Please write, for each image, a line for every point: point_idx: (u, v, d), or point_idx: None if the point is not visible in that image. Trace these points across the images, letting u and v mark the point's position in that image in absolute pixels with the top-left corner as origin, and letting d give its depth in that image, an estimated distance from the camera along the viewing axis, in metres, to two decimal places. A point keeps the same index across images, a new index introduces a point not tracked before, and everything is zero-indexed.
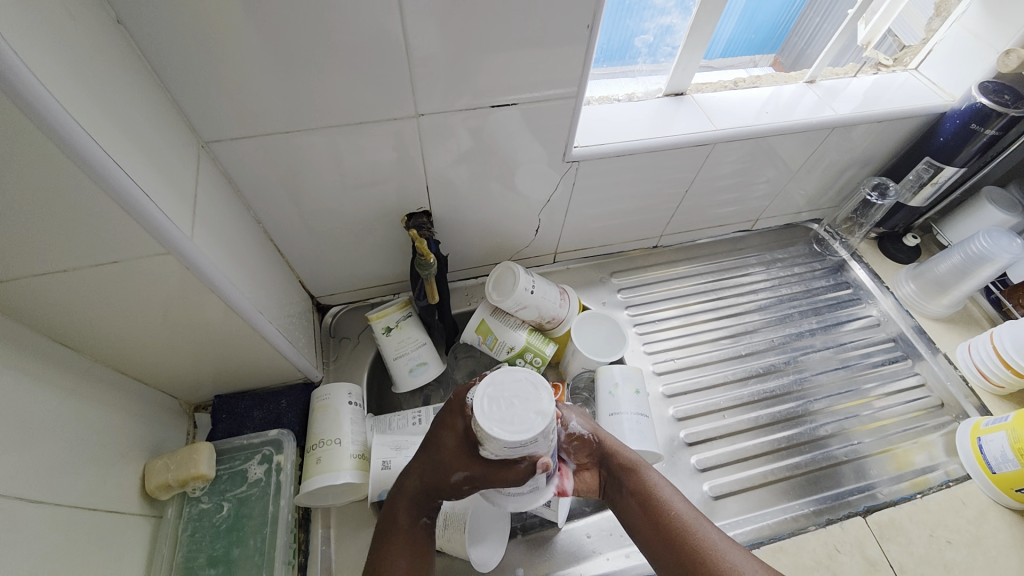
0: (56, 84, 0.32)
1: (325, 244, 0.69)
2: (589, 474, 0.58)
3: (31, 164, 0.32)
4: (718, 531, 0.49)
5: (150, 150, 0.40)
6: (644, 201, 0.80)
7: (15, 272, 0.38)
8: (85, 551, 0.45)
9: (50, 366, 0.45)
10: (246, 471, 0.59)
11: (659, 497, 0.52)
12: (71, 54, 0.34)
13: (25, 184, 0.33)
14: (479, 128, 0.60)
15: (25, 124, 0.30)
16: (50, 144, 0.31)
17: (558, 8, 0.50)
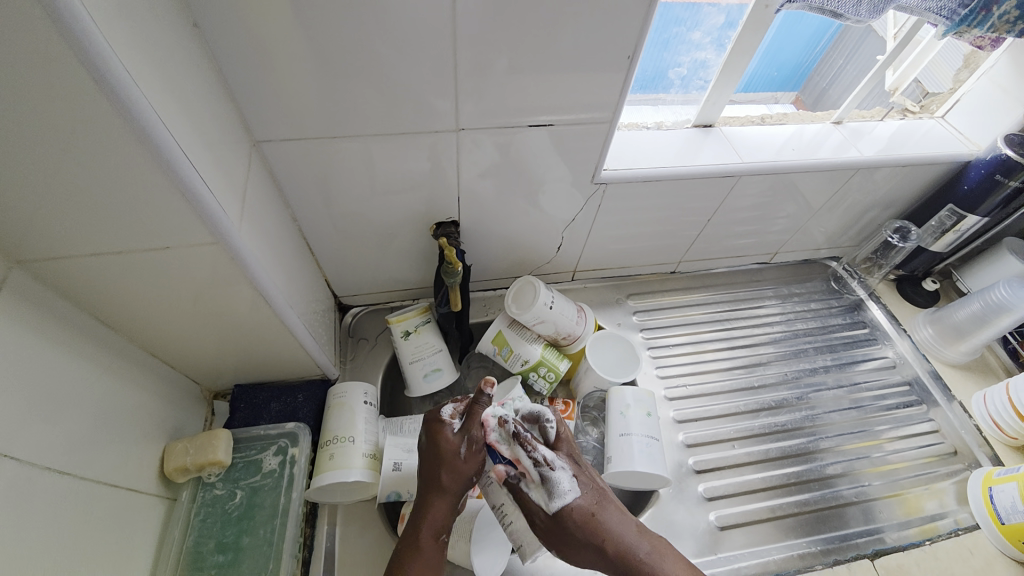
0: (148, 78, 0.34)
1: (354, 246, 0.72)
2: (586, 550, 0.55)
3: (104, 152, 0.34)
4: None
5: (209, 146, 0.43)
6: (666, 227, 0.81)
7: (76, 249, 0.40)
8: (102, 526, 0.46)
9: (90, 342, 0.47)
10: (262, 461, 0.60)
11: None
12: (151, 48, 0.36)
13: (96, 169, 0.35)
14: (515, 145, 0.62)
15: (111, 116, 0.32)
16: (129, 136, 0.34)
17: (600, 37, 0.52)
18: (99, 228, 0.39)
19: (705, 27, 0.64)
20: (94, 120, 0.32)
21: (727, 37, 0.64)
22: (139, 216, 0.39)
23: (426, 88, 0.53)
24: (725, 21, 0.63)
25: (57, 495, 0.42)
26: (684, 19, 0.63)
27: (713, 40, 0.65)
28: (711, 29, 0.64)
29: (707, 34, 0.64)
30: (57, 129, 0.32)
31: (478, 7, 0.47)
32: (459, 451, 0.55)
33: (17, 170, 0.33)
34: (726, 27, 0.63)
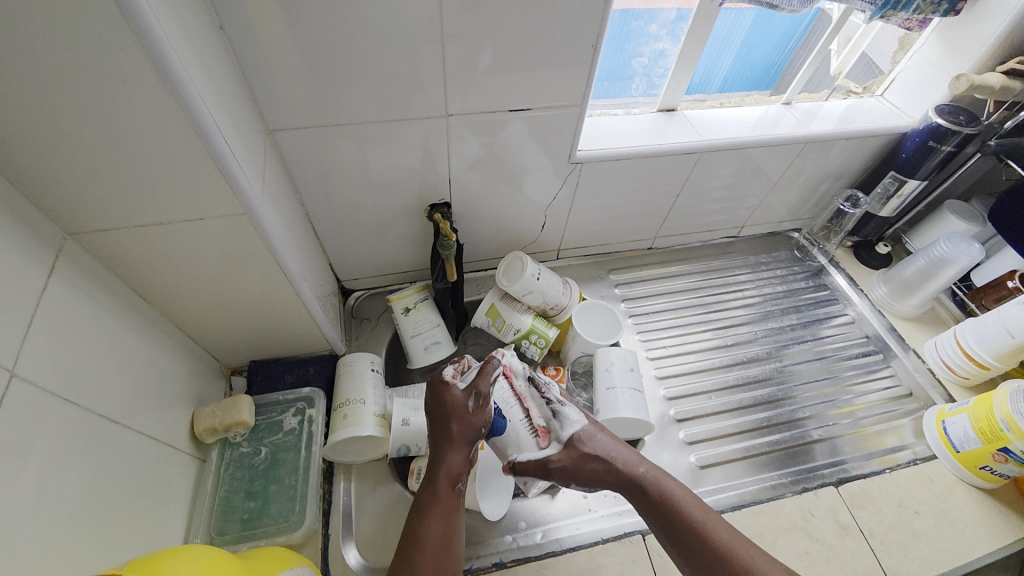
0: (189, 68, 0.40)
1: (354, 231, 0.78)
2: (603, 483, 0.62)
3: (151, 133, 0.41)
4: (734, 534, 0.53)
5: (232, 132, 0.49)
6: (640, 203, 0.88)
7: (121, 221, 0.46)
8: (144, 475, 0.51)
9: (130, 312, 0.53)
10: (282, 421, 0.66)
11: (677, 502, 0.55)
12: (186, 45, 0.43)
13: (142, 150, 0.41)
14: (496, 130, 0.69)
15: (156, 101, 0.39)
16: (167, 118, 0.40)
17: (568, 28, 0.59)
18: (143, 201, 0.45)
19: (661, 21, 0.71)
20: (150, 102, 0.38)
21: (681, 29, 0.72)
22: (178, 191, 0.45)
23: (419, 79, 0.60)
24: (676, 15, 0.70)
25: (108, 442, 0.47)
26: (641, 15, 0.70)
27: (669, 32, 0.72)
28: (666, 23, 0.71)
29: (663, 27, 0.72)
30: (117, 109, 0.38)
31: (463, 7, 0.54)
32: (467, 404, 0.58)
33: (82, 150, 0.40)
34: (679, 20, 0.71)
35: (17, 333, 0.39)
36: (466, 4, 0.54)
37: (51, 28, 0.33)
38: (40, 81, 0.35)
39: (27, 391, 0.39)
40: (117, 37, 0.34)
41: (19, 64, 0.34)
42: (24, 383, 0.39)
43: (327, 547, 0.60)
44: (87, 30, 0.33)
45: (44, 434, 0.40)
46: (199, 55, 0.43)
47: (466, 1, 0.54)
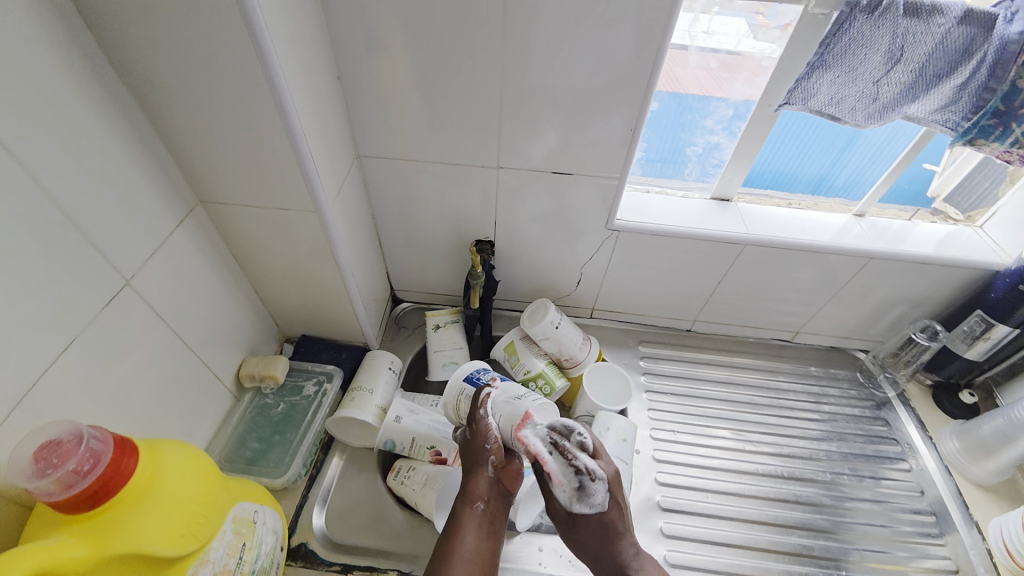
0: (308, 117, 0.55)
1: (413, 251, 0.91)
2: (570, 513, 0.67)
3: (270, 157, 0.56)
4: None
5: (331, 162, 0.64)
6: (679, 282, 0.90)
7: (234, 201, 0.62)
8: (189, 396, 0.64)
9: (225, 273, 0.69)
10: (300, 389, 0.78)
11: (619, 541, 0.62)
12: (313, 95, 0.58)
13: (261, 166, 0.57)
14: (543, 190, 0.78)
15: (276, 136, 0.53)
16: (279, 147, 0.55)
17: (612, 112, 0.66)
18: (250, 191, 0.60)
19: (716, 116, 0.75)
20: (266, 125, 0.53)
21: (737, 126, 0.75)
22: (277, 195, 0.60)
23: (484, 138, 0.71)
24: (734, 113, 0.74)
25: (174, 363, 0.61)
26: (697, 108, 0.74)
27: (725, 127, 0.76)
28: (723, 119, 0.75)
29: (719, 122, 0.76)
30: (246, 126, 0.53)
31: (527, 87, 0.65)
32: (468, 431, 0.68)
33: (224, 156, 0.56)
34: (736, 118, 0.74)
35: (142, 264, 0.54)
36: (529, 83, 0.64)
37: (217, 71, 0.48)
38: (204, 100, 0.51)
39: (135, 306, 0.54)
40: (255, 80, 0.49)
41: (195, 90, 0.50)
42: (135, 300, 0.54)
43: (302, 506, 0.69)
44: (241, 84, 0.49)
45: (133, 340, 0.54)
46: (313, 97, 0.58)
47: (530, 82, 0.64)
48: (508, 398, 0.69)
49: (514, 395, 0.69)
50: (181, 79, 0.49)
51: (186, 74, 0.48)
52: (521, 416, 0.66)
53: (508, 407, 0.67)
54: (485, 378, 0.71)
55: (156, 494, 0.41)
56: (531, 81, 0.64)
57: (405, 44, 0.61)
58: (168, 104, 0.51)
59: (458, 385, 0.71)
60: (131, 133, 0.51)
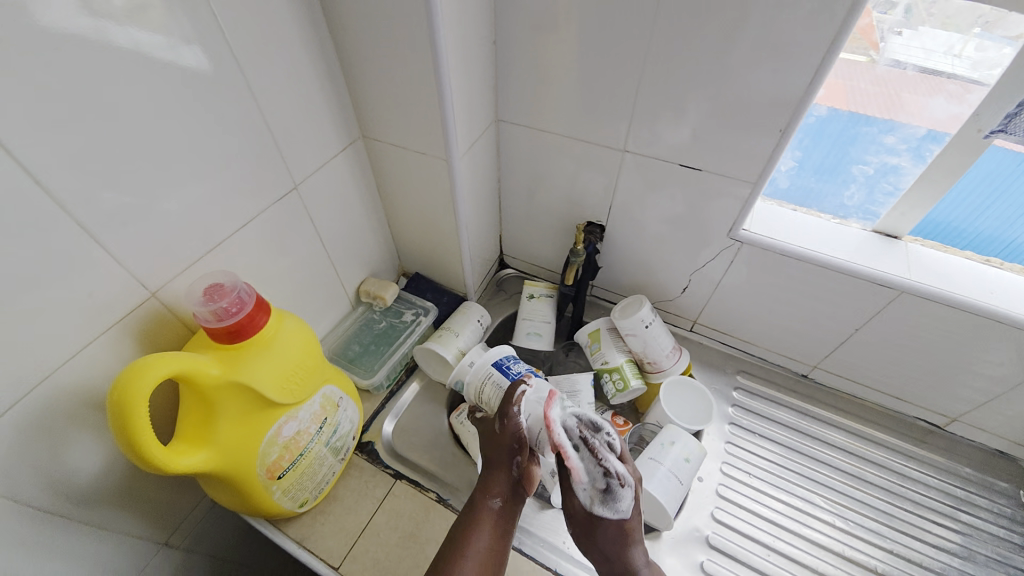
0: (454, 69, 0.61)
1: (526, 221, 0.95)
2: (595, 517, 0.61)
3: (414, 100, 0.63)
4: None
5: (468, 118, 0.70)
6: (804, 317, 0.79)
7: (386, 142, 0.72)
8: (319, 297, 0.78)
9: (366, 203, 0.81)
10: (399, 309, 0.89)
11: None
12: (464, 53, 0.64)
13: (407, 110, 0.65)
14: (665, 185, 0.74)
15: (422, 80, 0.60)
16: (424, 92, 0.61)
17: (764, 110, 0.59)
18: (400, 135, 0.69)
19: (903, 133, 0.62)
20: (422, 80, 0.60)
21: (930, 150, 0.61)
22: (418, 139, 0.68)
23: (617, 123, 0.70)
24: (928, 134, 0.61)
25: (314, 266, 0.74)
26: (876, 119, 0.63)
27: (911, 149, 0.63)
28: (911, 138, 0.62)
29: (904, 141, 0.63)
30: (406, 78, 0.61)
31: (673, 75, 0.61)
32: (494, 426, 0.64)
33: (382, 98, 0.65)
34: (929, 140, 0.61)
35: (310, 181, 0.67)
36: (678, 71, 0.61)
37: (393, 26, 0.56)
38: (380, 51, 0.59)
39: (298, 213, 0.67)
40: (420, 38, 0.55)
41: (375, 42, 0.59)
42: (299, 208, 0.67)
43: (378, 412, 0.79)
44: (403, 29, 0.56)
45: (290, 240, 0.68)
46: (466, 61, 0.63)
47: (678, 71, 0.61)
48: (541, 399, 0.63)
49: (540, 396, 0.63)
50: (366, 31, 0.58)
51: (370, 28, 0.57)
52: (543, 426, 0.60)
53: (538, 406, 0.61)
54: (514, 368, 0.72)
55: (273, 346, 0.52)
56: (680, 69, 0.61)
57: (558, 15, 0.62)
58: (354, 51, 0.61)
59: (485, 369, 0.73)
60: (323, 72, 0.62)
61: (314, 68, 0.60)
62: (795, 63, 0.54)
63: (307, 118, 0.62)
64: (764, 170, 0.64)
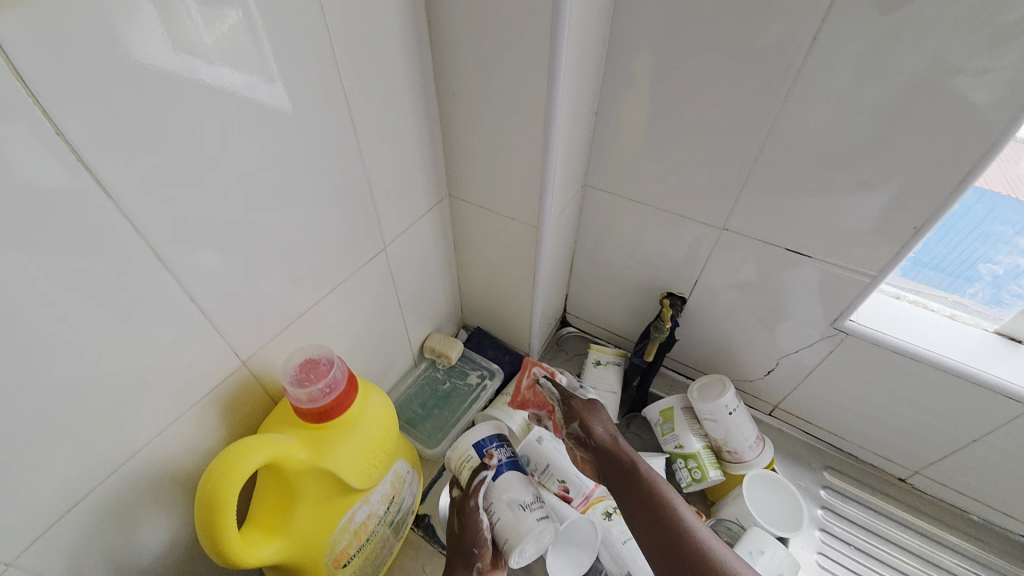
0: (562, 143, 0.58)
1: (597, 283, 0.91)
2: (589, 469, 0.69)
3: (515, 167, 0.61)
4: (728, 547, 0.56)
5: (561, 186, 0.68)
6: (911, 419, 0.71)
7: (474, 203, 0.70)
8: (387, 353, 0.75)
9: (441, 258, 0.79)
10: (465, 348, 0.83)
11: (666, 500, 0.61)
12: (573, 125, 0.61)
13: (504, 176, 0.63)
14: (763, 266, 0.69)
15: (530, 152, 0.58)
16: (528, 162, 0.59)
17: (899, 204, 0.54)
18: (491, 198, 0.67)
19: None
20: (529, 150, 0.58)
21: None
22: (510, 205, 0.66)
23: (720, 199, 0.66)
24: None
25: (388, 323, 0.72)
26: (1010, 221, 0.59)
27: None
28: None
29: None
30: (510, 146, 0.59)
31: (793, 158, 0.58)
32: (457, 523, 0.63)
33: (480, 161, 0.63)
34: None
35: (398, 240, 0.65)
36: (800, 155, 0.57)
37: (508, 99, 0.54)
38: (488, 119, 0.58)
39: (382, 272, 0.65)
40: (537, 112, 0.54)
41: (485, 110, 0.57)
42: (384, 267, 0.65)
43: (435, 481, 0.73)
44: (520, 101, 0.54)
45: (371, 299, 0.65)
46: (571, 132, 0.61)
47: (801, 155, 0.57)
48: (512, 501, 0.62)
49: (519, 501, 0.62)
50: (477, 100, 0.57)
51: (483, 97, 0.56)
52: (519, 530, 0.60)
53: (510, 515, 0.61)
54: (490, 452, 0.65)
55: (356, 426, 0.48)
56: (803, 154, 0.57)
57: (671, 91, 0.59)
58: (459, 116, 0.60)
59: (467, 448, 0.66)
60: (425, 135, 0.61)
61: (418, 131, 0.59)
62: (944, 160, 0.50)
63: (405, 179, 0.61)
64: (887, 262, 0.59)
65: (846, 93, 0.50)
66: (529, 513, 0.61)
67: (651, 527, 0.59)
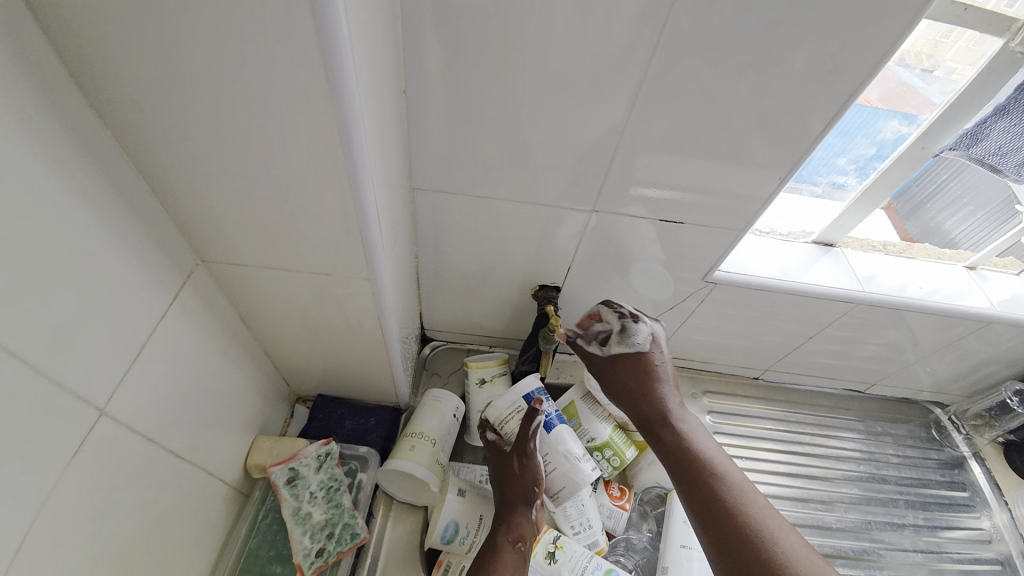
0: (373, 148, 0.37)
1: (454, 291, 0.75)
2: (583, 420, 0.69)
3: (312, 201, 0.38)
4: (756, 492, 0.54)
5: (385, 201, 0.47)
6: (764, 333, 0.79)
7: (251, 261, 0.45)
8: (185, 510, 0.49)
9: (231, 339, 0.52)
10: (306, 469, 0.56)
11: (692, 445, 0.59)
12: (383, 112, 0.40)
13: (291, 215, 0.40)
14: (631, 229, 0.64)
15: (332, 173, 0.36)
16: (335, 189, 0.37)
17: (752, 138, 0.54)
18: (278, 252, 0.44)
19: (853, 155, 0.66)
20: (314, 180, 0.36)
21: (873, 168, 0.66)
22: (318, 254, 0.43)
23: (572, 172, 0.57)
24: (875, 153, 0.65)
25: (165, 477, 0.45)
26: (833, 145, 0.65)
27: (857, 168, 0.67)
28: (859, 158, 0.66)
29: (853, 161, 0.67)
30: (281, 181, 0.37)
31: (639, 118, 0.52)
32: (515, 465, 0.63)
33: (244, 199, 0.38)
34: (875, 159, 0.65)
35: (117, 366, 0.38)
36: (647, 113, 0.51)
37: (249, 111, 0.32)
38: (228, 146, 0.34)
39: (105, 430, 0.38)
40: (307, 125, 0.32)
41: (216, 132, 0.33)
42: (107, 423, 0.38)
43: None
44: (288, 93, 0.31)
45: (107, 470, 0.38)
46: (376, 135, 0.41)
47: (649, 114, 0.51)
48: (566, 453, 0.65)
49: (573, 453, 0.65)
50: (192, 119, 0.33)
51: (203, 114, 0.32)
52: (577, 479, 0.63)
53: (569, 466, 0.64)
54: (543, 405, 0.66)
55: None
56: (647, 113, 0.51)
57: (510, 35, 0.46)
58: (166, 145, 0.35)
59: (513, 399, 0.66)
60: (106, 184, 0.34)
61: (79, 183, 0.32)
62: (775, 102, 0.50)
63: (83, 273, 0.33)
64: (752, 216, 0.61)
65: (682, 41, 0.45)
66: (584, 466, 0.65)
67: (680, 478, 0.57)
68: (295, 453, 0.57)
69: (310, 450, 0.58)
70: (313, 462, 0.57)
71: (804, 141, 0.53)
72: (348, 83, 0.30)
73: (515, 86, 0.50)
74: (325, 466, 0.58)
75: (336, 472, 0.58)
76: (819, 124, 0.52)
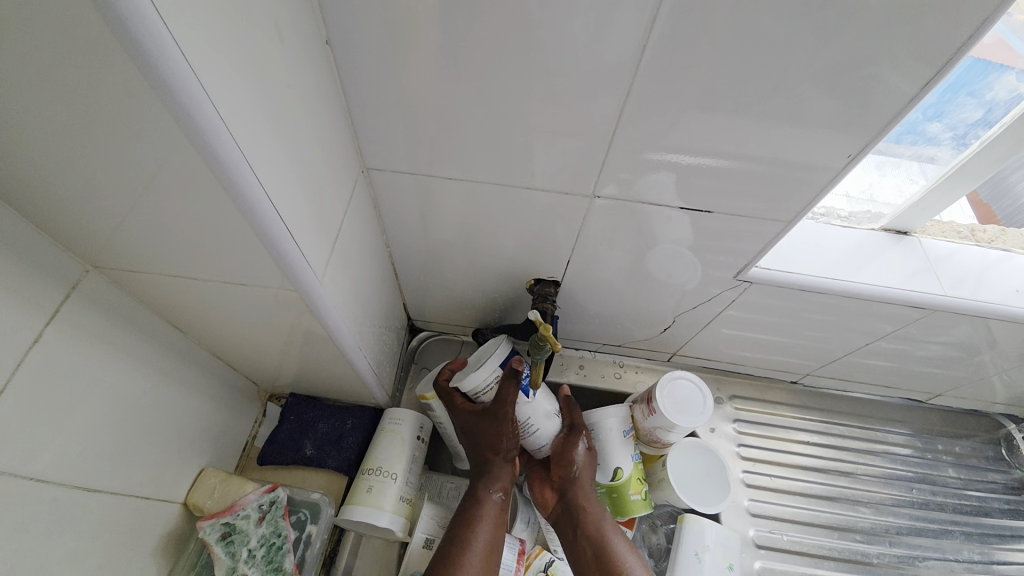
0: (244, 129, 0.28)
1: (440, 283, 0.66)
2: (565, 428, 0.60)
3: (191, 201, 0.29)
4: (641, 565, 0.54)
5: (315, 190, 0.38)
6: (807, 337, 0.66)
7: (147, 267, 0.37)
8: (126, 536, 0.45)
9: (162, 347, 0.46)
10: (244, 522, 0.52)
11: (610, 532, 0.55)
12: (269, 74, 0.30)
13: (173, 220, 0.31)
14: (645, 217, 0.52)
15: (205, 168, 0.27)
16: (218, 188, 0.28)
17: (808, 102, 0.40)
18: (183, 260, 0.35)
19: (951, 119, 0.51)
20: (180, 175, 0.27)
21: (977, 137, 0.50)
22: (227, 261, 0.35)
23: (565, 150, 0.46)
24: (981, 118, 0.50)
25: (89, 511, 0.40)
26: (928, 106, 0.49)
27: (955, 137, 0.52)
28: (959, 123, 0.51)
29: (951, 128, 0.51)
30: (140, 179, 0.28)
31: (649, 76, 0.39)
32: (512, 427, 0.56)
33: (106, 203, 0.30)
34: (979, 125, 0.50)
35: None
36: (660, 74, 0.39)
37: (45, 83, 0.22)
38: (44, 137, 0.25)
39: None
40: (143, 109, 0.23)
41: (19, 114, 0.23)
42: None
43: None
44: (91, 62, 0.21)
45: (3, 521, 0.33)
46: (277, 110, 0.32)
47: (664, 70, 0.39)
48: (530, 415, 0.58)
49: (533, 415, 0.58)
50: None
51: None
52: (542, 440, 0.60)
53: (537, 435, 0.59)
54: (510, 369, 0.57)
55: None
56: (660, 72, 0.39)
57: None
58: None
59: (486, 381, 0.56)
60: None
61: None
62: (841, 52, 0.37)
63: None
64: (807, 201, 0.48)
65: None
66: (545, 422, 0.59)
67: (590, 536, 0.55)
68: (235, 502, 0.53)
69: (251, 499, 0.54)
70: (254, 514, 0.53)
71: (884, 103, 0.39)
72: (155, 33, 0.21)
73: (485, 36, 0.38)
74: (268, 517, 0.54)
75: (280, 526, 0.53)
76: (909, 82, 0.38)
